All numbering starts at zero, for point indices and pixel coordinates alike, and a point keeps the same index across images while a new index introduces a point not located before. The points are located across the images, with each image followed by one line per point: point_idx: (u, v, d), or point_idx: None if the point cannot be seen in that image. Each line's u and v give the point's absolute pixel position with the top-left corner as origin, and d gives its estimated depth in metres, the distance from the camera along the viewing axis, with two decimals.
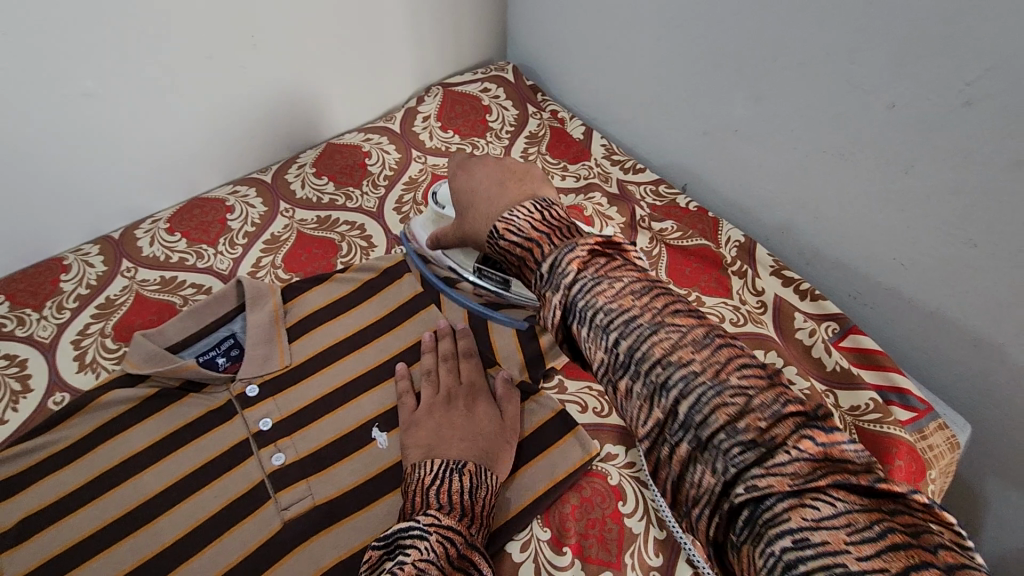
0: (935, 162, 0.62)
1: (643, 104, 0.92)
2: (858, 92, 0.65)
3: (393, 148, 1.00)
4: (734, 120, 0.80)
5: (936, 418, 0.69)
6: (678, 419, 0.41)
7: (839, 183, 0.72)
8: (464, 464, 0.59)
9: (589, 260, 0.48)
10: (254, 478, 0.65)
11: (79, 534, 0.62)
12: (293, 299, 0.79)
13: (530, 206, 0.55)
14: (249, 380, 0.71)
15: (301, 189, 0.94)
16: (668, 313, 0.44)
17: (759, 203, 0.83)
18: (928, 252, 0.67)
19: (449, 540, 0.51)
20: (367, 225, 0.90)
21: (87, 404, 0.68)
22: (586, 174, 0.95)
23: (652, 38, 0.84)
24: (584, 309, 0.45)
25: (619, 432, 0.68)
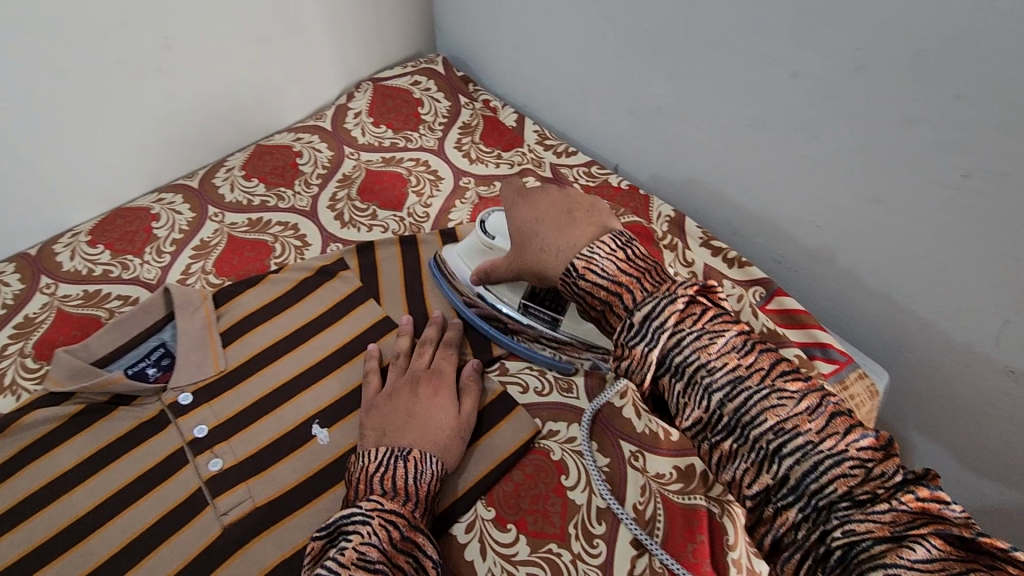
0: (837, 125, 0.65)
1: (570, 88, 0.94)
2: (762, 62, 0.68)
3: (325, 146, 0.99)
4: (655, 98, 0.82)
5: (856, 369, 0.73)
6: (789, 481, 0.48)
7: (755, 152, 0.75)
8: (409, 451, 0.59)
9: (683, 312, 0.55)
10: (192, 486, 0.63)
11: (4, 560, 0.59)
12: (225, 303, 0.77)
13: (610, 245, 0.62)
14: (182, 388, 0.69)
15: (231, 194, 0.92)
16: (777, 378, 0.51)
17: (687, 179, 0.86)
18: (839, 212, 0.71)
19: (391, 523, 0.53)
20: (300, 225, 0.88)
21: (7, 427, 0.65)
22: (520, 161, 0.96)
23: (573, 22, 0.85)
24: (690, 366, 0.53)
25: (560, 409, 0.69)
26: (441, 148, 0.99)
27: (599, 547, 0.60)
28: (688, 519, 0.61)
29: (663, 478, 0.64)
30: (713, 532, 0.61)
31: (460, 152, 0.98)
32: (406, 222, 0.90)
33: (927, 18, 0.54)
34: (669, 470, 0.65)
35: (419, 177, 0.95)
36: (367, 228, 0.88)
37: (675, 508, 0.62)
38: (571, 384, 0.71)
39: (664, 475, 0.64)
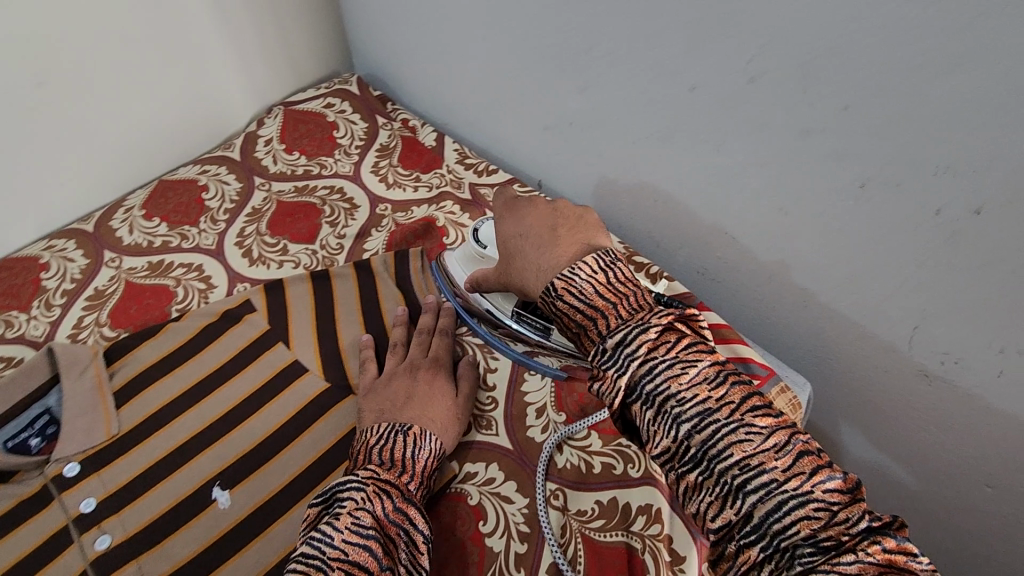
0: (736, 136, 0.64)
1: (487, 106, 0.91)
2: (664, 76, 0.66)
3: (233, 177, 0.94)
4: (568, 112, 0.79)
5: (778, 383, 0.72)
6: (752, 519, 0.46)
7: (668, 167, 0.73)
8: (411, 426, 0.61)
9: (657, 340, 0.52)
10: (76, 569, 0.58)
11: None
12: (119, 358, 0.72)
13: (591, 266, 0.58)
14: (68, 458, 0.64)
15: (130, 236, 0.87)
16: (747, 412, 0.48)
17: (607, 194, 0.84)
18: (750, 223, 0.70)
19: (385, 493, 0.53)
20: (205, 265, 0.84)
21: None
22: (438, 183, 0.93)
23: (479, 37, 0.83)
24: (660, 393, 0.50)
25: (478, 449, 0.68)
26: (357, 173, 0.95)
27: None
28: (608, 559, 0.60)
29: (584, 515, 0.63)
30: (633, 569, 0.59)
31: (376, 177, 0.94)
32: (318, 255, 0.86)
33: (812, 30, 0.53)
34: (591, 506, 0.64)
35: (333, 207, 0.91)
36: (277, 264, 0.84)
37: (594, 547, 0.61)
38: (489, 420, 0.70)
39: (585, 512, 0.63)
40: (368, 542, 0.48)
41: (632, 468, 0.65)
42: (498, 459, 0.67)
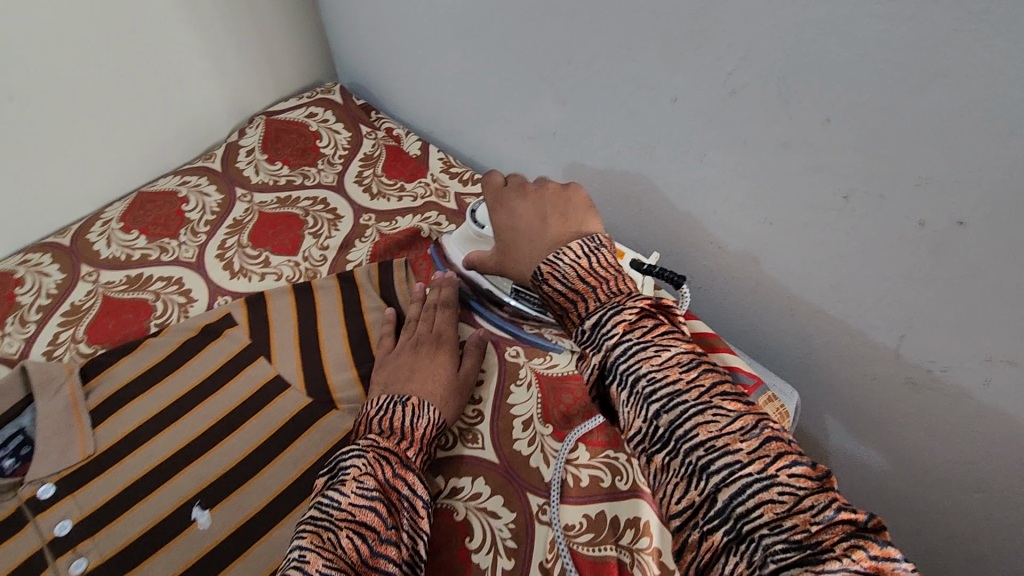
0: (742, 191, 0.83)
1: (486, 96, 1.13)
2: (646, 89, 0.84)
3: (335, 176, 1.33)
4: (601, 158, 0.99)
5: (766, 392, 0.88)
6: (717, 503, 0.57)
7: (690, 191, 0.90)
8: (409, 400, 0.86)
9: (632, 324, 0.69)
10: (235, 462, 0.92)
11: (107, 496, 0.89)
12: (274, 317, 1.08)
13: (574, 254, 0.78)
14: (243, 388, 1.00)
15: (245, 264, 1.19)
16: (717, 396, 0.62)
17: (629, 216, 1.03)
18: (751, 239, 0.88)
19: (385, 459, 0.76)
20: (305, 254, 1.20)
21: (119, 409, 0.97)
22: (425, 193, 1.28)
23: (521, 89, 1.03)
24: (636, 377, 0.65)
25: (485, 466, 0.91)
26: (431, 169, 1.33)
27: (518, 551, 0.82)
28: (594, 566, 0.80)
29: (572, 529, 0.84)
30: None
31: (440, 161, 1.32)
32: None
33: (758, 71, 0.72)
34: (579, 520, 0.84)
35: (426, 188, 1.29)
36: (397, 199, 1.28)
37: (582, 558, 0.81)
38: None
39: (574, 528, 0.84)
40: (373, 503, 0.70)
41: (620, 481, 0.87)
42: None
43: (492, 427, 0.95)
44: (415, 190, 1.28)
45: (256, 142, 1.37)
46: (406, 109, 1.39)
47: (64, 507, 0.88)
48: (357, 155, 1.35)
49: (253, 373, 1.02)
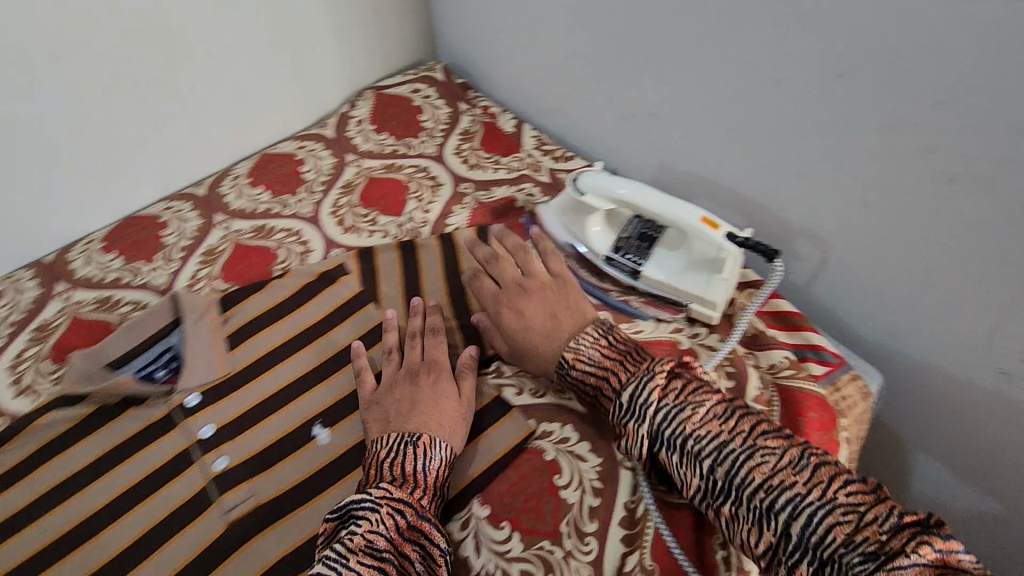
0: (813, 130, 0.69)
1: (516, 70, 1.03)
2: (699, 20, 0.72)
3: (327, 153, 1.01)
4: (649, 105, 0.85)
5: (849, 371, 0.73)
6: (791, 537, 0.49)
7: (747, 153, 0.77)
8: (417, 435, 0.62)
9: (664, 387, 0.58)
10: (197, 485, 0.66)
11: (50, 483, 0.66)
12: (231, 307, 0.80)
13: (592, 333, 0.65)
14: (189, 390, 0.72)
15: (237, 200, 0.94)
16: (757, 437, 0.53)
17: (675, 174, 0.89)
18: (824, 206, 0.73)
19: (400, 512, 0.56)
20: (304, 231, 0.90)
21: (31, 423, 0.70)
22: (518, 166, 0.97)
23: (577, 42, 0.88)
24: (676, 438, 0.55)
25: (551, 410, 0.71)
26: (441, 154, 1.01)
27: (590, 544, 0.62)
28: (678, 514, 0.62)
29: None
30: (700, 528, 0.62)
31: None
32: (405, 227, 0.90)
33: None
34: None
35: None
36: None
37: (666, 506, 0.63)
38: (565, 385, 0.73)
39: None
40: (383, 566, 0.53)
41: None
42: (574, 420, 0.70)
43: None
44: (512, 164, 0.98)
45: (367, 112, 1.06)
46: (477, 57, 1.09)
47: None
48: (453, 132, 1.04)
49: (362, 316, 0.79)
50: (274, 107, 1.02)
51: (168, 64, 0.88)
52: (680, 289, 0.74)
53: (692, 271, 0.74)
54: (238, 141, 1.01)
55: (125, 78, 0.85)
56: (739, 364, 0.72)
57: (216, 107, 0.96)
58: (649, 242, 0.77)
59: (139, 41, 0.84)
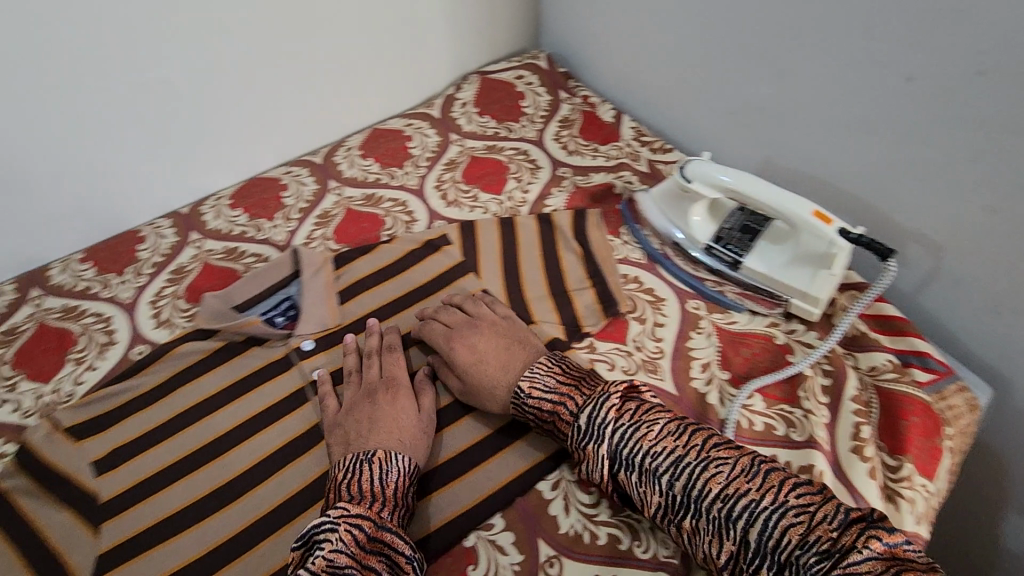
0: (940, 129, 0.68)
1: (621, 61, 1.05)
2: (832, 17, 0.72)
3: (433, 132, 1.06)
4: (760, 100, 0.85)
5: (956, 381, 0.71)
6: (749, 543, 0.52)
7: (864, 153, 0.77)
8: (373, 452, 0.62)
9: (620, 407, 0.61)
10: (311, 421, 0.72)
11: (183, 406, 0.73)
12: (343, 266, 0.86)
13: (546, 363, 0.68)
14: (305, 336, 0.79)
15: (349, 169, 1.01)
16: (711, 449, 0.57)
17: (779, 172, 0.89)
18: (944, 212, 0.72)
19: (357, 527, 0.55)
20: (409, 203, 0.95)
21: (165, 354, 0.78)
22: (616, 154, 0.99)
23: (694, 34, 0.89)
24: (631, 457, 0.59)
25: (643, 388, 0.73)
26: (541, 139, 1.04)
27: None
28: None
29: None
30: None
31: None
32: (505, 205, 0.94)
33: None
34: None
35: None
36: None
37: None
38: (657, 366, 0.74)
39: None
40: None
41: (795, 432, 0.67)
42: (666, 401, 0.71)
43: (670, 363, 0.74)
44: (610, 152, 1.00)
45: (472, 95, 1.10)
46: (580, 49, 1.12)
47: (112, 434, 0.71)
48: (553, 119, 1.07)
49: (462, 284, 0.83)
50: (388, 84, 1.07)
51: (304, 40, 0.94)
52: (783, 281, 0.75)
53: (796, 265, 0.75)
54: (353, 115, 1.07)
55: (264, 49, 0.91)
56: (841, 365, 0.72)
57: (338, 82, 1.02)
58: (752, 234, 0.80)
59: (280, 16, 0.90)
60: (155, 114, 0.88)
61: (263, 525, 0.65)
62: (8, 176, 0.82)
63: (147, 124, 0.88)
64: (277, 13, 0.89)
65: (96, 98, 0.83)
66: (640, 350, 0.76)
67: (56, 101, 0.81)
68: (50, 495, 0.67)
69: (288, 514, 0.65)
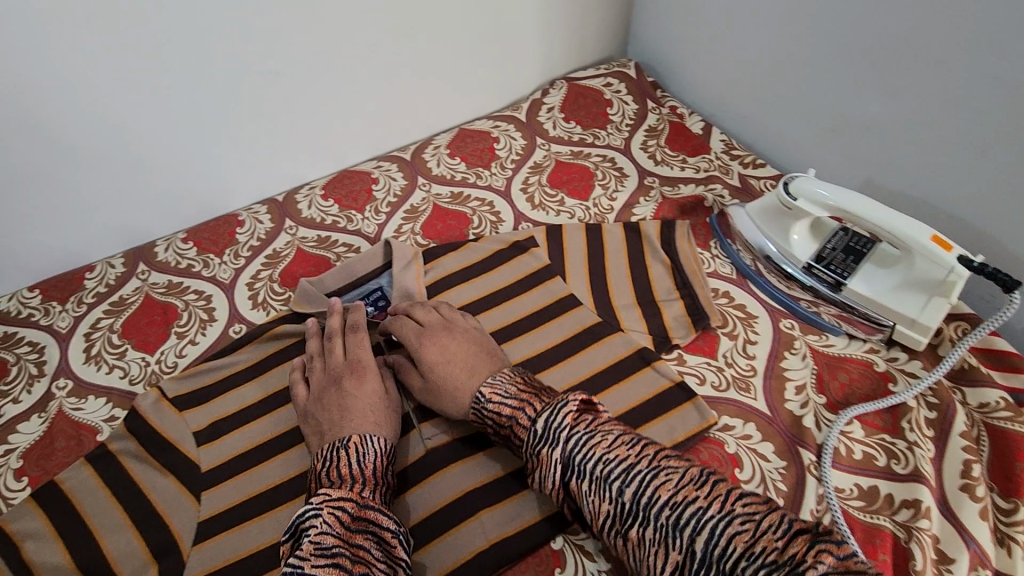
0: None
1: (714, 73, 1.03)
2: (964, 40, 0.70)
3: (519, 135, 1.07)
4: (865, 118, 0.83)
5: None
6: (695, 553, 0.48)
7: (985, 181, 0.74)
8: (349, 439, 0.64)
9: (577, 414, 0.59)
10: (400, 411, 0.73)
11: (277, 386, 0.76)
12: (431, 261, 0.87)
13: (511, 373, 0.66)
14: None
15: (437, 167, 1.03)
16: (660, 459, 0.55)
17: (880, 193, 0.86)
18: None
19: (340, 508, 0.57)
20: (495, 203, 0.97)
21: (262, 334, 0.80)
22: (706, 167, 0.98)
23: (799, 49, 0.87)
24: (583, 463, 0.56)
25: (736, 405, 0.71)
26: (628, 147, 1.03)
27: None
28: (868, 533, 0.61)
29: (842, 492, 0.64)
30: (897, 555, 0.59)
31: None
32: (591, 211, 0.95)
33: None
34: (850, 486, 0.65)
35: None
36: None
37: (858, 523, 0.62)
38: (749, 384, 0.73)
39: (844, 489, 0.64)
40: (335, 561, 0.52)
41: (897, 464, 0.65)
42: (758, 421, 0.70)
43: (763, 382, 0.73)
44: (699, 164, 0.99)
45: (559, 100, 1.11)
46: (669, 58, 1.11)
47: (211, 408, 0.74)
48: (639, 128, 1.06)
49: (548, 287, 0.83)
50: (476, 85, 1.09)
51: (402, 41, 0.96)
52: (889, 307, 0.73)
53: (904, 289, 0.73)
54: (441, 115, 1.09)
55: (362, 48, 0.93)
56: (948, 400, 0.69)
57: (430, 82, 1.03)
58: (854, 255, 0.78)
59: (382, 18, 0.91)
60: (255, 106, 0.90)
61: None
62: (120, 159, 0.85)
63: (247, 113, 0.90)
64: (379, 14, 0.90)
65: (107, 98, 0.79)
66: (732, 367, 0.75)
67: (163, 93, 0.83)
68: (155, 460, 0.70)
69: None
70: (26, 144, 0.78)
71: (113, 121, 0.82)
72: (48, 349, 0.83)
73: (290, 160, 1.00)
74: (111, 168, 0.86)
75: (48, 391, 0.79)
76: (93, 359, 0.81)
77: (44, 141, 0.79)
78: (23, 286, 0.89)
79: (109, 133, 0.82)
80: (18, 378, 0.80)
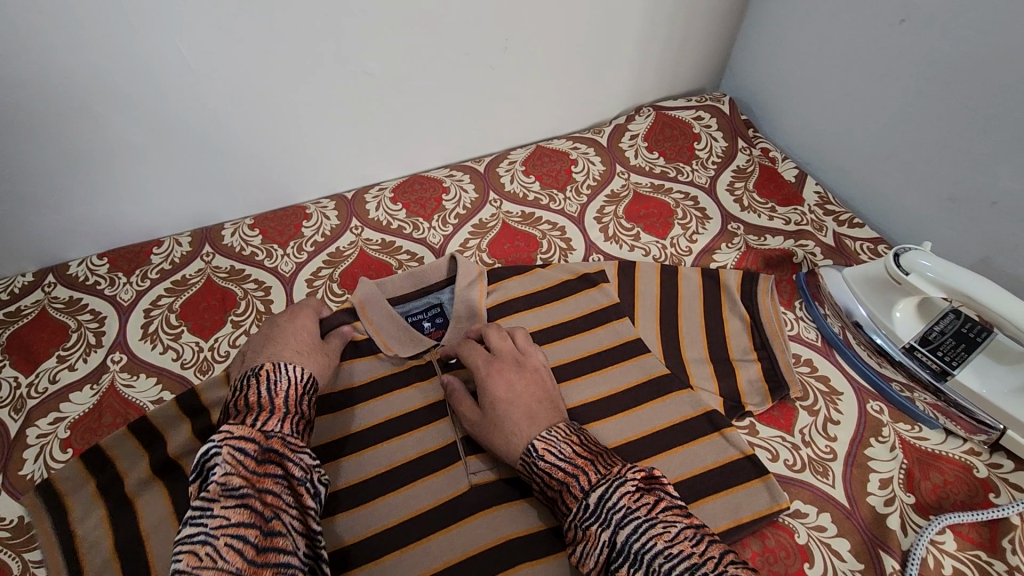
0: None
1: (819, 120, 0.96)
2: None
3: (599, 159, 1.02)
4: (994, 193, 0.75)
5: None
6: None
7: None
8: (261, 368, 0.63)
9: (636, 495, 0.56)
10: (449, 438, 0.70)
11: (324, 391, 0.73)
12: (494, 283, 0.82)
13: (565, 430, 0.64)
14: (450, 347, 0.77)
15: (511, 184, 0.99)
16: (727, 564, 0.50)
17: (997, 275, 0.79)
18: None
19: (244, 447, 0.54)
20: (567, 228, 0.93)
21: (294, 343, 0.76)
22: (798, 220, 0.91)
23: (926, 109, 0.79)
24: (640, 552, 0.52)
25: (811, 491, 0.65)
26: (713, 187, 0.97)
27: None
28: None
29: None
30: None
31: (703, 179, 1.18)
32: (667, 251, 0.90)
33: None
34: None
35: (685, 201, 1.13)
36: None
37: None
38: (827, 469, 0.67)
39: None
40: (245, 501, 0.51)
41: None
42: (833, 510, 0.64)
43: (843, 468, 0.67)
44: (789, 216, 0.92)
45: (644, 128, 1.05)
46: (769, 98, 1.05)
47: None
48: (727, 166, 1.00)
49: (615, 327, 0.76)
50: (561, 103, 1.05)
51: (491, 54, 0.91)
52: (999, 409, 0.66)
53: None
54: (521, 128, 1.06)
55: (449, 57, 0.89)
56: None
57: (513, 96, 0.99)
58: (967, 343, 0.70)
59: (474, 28, 0.87)
60: (336, 104, 0.88)
61: (387, 540, 0.63)
62: (197, 145, 0.84)
63: (328, 109, 0.88)
64: (470, 27, 0.86)
65: (189, 86, 0.78)
66: (809, 447, 0.69)
67: (242, 87, 0.80)
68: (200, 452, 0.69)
69: (416, 533, 0.63)
70: (110, 119, 0.77)
71: (196, 109, 0.80)
72: (108, 320, 0.83)
73: (364, 159, 0.98)
74: (186, 150, 0.84)
75: (103, 363, 0.79)
76: (149, 337, 0.81)
77: (132, 118, 0.78)
78: (92, 253, 0.90)
79: (195, 117, 0.81)
80: (76, 346, 0.80)
